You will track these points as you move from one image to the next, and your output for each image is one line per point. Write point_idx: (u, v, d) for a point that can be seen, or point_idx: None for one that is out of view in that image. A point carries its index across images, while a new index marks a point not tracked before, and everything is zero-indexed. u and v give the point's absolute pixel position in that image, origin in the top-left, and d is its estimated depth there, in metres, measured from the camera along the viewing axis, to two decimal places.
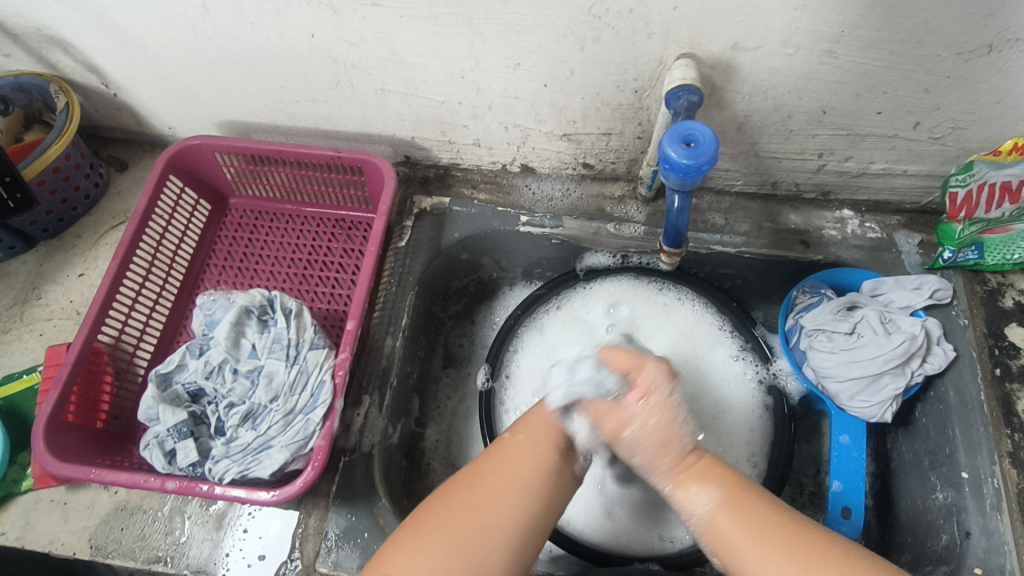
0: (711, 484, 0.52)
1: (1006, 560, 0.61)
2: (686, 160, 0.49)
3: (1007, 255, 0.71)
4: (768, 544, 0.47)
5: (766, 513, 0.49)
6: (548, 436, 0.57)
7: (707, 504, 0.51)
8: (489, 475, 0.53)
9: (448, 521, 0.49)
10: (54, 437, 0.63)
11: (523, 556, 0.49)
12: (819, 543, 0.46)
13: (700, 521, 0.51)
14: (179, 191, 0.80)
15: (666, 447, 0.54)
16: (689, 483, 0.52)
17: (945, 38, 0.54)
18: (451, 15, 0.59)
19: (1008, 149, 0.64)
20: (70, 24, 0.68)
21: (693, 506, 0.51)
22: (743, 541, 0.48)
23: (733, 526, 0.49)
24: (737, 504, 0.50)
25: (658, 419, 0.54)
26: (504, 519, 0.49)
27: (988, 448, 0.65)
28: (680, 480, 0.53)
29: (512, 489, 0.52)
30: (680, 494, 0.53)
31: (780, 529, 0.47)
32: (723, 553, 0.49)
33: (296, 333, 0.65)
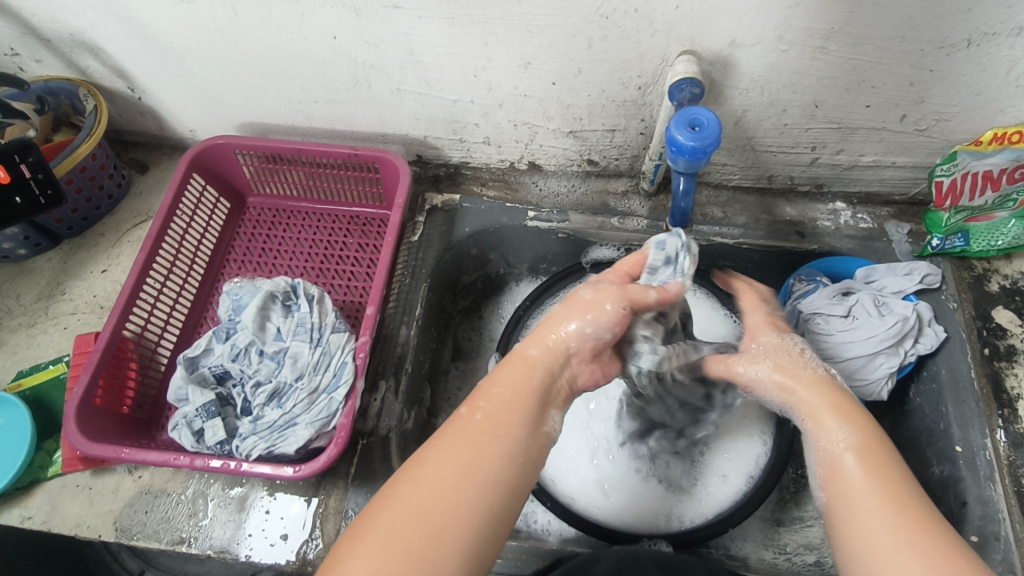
0: (862, 435, 0.48)
1: (1001, 527, 0.63)
2: (692, 142, 0.53)
3: (991, 241, 0.75)
4: (895, 510, 0.43)
5: (902, 485, 0.45)
6: (511, 407, 0.49)
7: (842, 444, 0.48)
8: (442, 460, 0.45)
9: (403, 517, 0.42)
10: (84, 420, 0.65)
11: (483, 551, 0.43)
12: (937, 526, 0.42)
13: (828, 454, 0.49)
14: (201, 188, 0.83)
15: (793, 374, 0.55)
16: (827, 417, 0.51)
17: (927, 33, 0.58)
18: (467, 16, 0.63)
19: (988, 139, 0.68)
20: (103, 29, 0.72)
21: (828, 439, 0.49)
22: (865, 495, 0.45)
23: (860, 473, 0.46)
24: (880, 463, 0.47)
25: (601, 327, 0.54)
26: (457, 515, 0.43)
27: (979, 422, 0.68)
28: (822, 411, 0.51)
29: (461, 484, 0.44)
30: (817, 429, 0.51)
31: (915, 511, 0.43)
32: (830, 486, 0.47)
33: (319, 317, 0.67)
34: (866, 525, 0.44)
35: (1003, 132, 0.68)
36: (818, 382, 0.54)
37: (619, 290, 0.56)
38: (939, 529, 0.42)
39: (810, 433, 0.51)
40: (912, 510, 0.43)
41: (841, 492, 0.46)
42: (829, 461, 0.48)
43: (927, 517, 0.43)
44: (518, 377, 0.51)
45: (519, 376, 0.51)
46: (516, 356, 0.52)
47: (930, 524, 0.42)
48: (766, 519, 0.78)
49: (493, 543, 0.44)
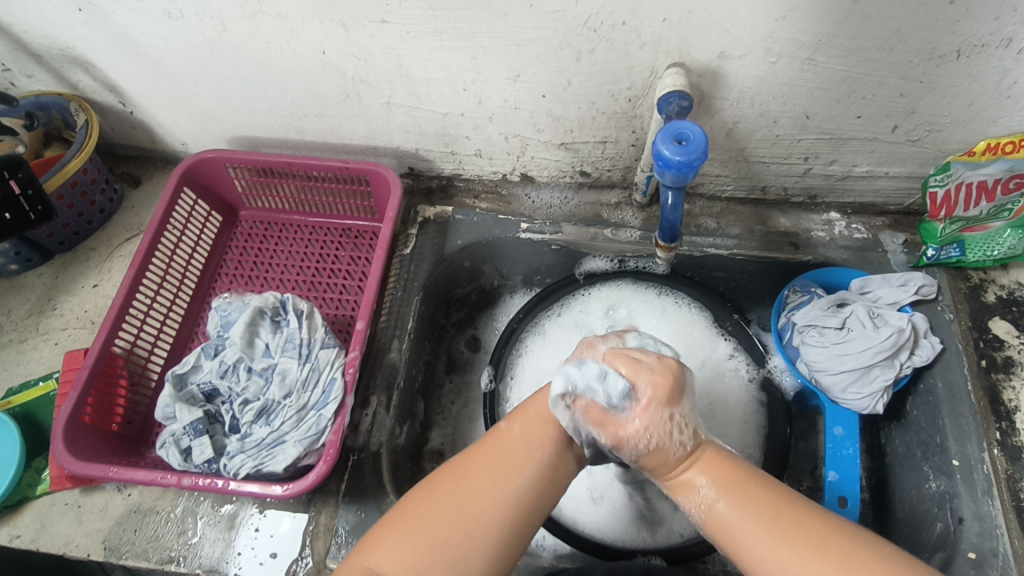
0: (713, 473, 0.51)
1: (999, 543, 0.63)
2: (679, 157, 0.53)
3: (987, 252, 0.75)
4: (790, 537, 0.45)
5: (765, 491, 0.49)
6: (550, 425, 0.54)
7: (710, 498, 0.50)
8: (478, 468, 0.50)
9: (434, 515, 0.47)
10: (72, 438, 0.65)
11: (508, 545, 0.48)
12: (810, 517, 0.46)
13: (702, 512, 0.50)
14: (193, 203, 0.83)
15: (661, 451, 0.51)
16: (692, 479, 0.52)
17: (915, 44, 0.58)
18: (454, 30, 0.63)
19: (982, 149, 0.67)
20: (93, 45, 0.72)
21: (693, 500, 0.51)
22: (754, 537, 0.46)
23: (730, 512, 0.48)
24: (724, 477, 0.50)
25: (653, 432, 0.50)
26: (485, 515, 0.48)
27: (976, 435, 0.68)
28: (689, 471, 0.52)
29: (495, 487, 0.49)
30: (681, 492, 0.52)
31: (788, 514, 0.46)
32: (725, 542, 0.49)
33: (308, 333, 0.67)
34: (764, 560, 0.45)
35: (997, 141, 0.67)
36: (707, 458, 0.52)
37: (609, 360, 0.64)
38: (808, 514, 0.46)
39: (681, 500, 0.52)
40: (783, 512, 0.47)
41: (723, 537, 0.48)
42: (708, 520, 0.50)
43: (799, 514, 0.46)
44: (555, 400, 0.57)
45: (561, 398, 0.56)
46: (555, 384, 0.59)
47: (798, 514, 0.46)
48: None
49: (517, 547, 0.49)
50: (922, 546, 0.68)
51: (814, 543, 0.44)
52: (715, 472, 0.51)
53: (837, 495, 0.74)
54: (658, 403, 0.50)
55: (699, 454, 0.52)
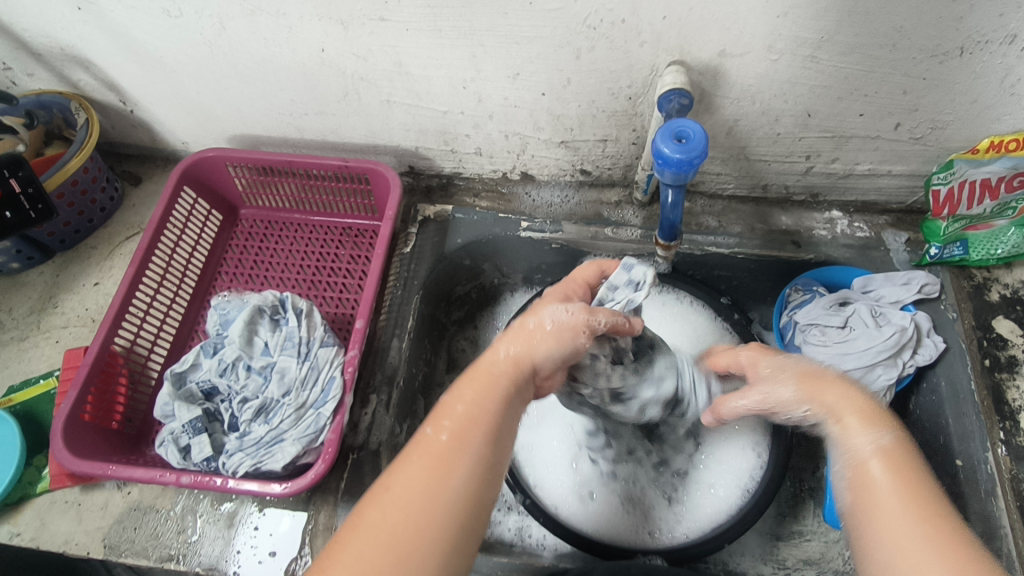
0: (896, 439, 0.45)
1: (1002, 544, 0.62)
2: (678, 154, 0.53)
3: (990, 250, 0.74)
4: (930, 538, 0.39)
5: (927, 476, 0.43)
6: (483, 412, 0.44)
7: (870, 444, 0.45)
8: (406, 473, 0.41)
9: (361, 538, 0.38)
10: (73, 436, 0.65)
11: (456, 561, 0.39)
12: (963, 541, 0.38)
13: (854, 453, 0.45)
14: (193, 201, 0.83)
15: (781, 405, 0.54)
16: (850, 418, 0.47)
17: (918, 41, 0.58)
18: (453, 28, 0.62)
19: (986, 147, 0.66)
20: (93, 44, 0.72)
21: (854, 441, 0.46)
22: (901, 515, 0.40)
23: (884, 472, 0.43)
24: (907, 451, 0.45)
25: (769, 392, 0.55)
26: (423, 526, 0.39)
27: (980, 435, 0.67)
28: (855, 414, 0.47)
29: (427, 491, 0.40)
30: (844, 427, 0.47)
31: (939, 522, 0.39)
32: (857, 494, 0.43)
33: (307, 331, 0.67)
34: (894, 536, 0.39)
35: (1001, 140, 0.66)
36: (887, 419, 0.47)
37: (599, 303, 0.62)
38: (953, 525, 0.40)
39: (835, 436, 0.47)
40: (931, 507, 0.40)
41: (863, 496, 0.43)
42: (857, 465, 0.45)
43: (945, 516, 0.40)
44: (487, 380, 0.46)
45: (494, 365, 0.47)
46: (475, 366, 0.47)
47: (937, 500, 0.41)
48: (764, 534, 0.77)
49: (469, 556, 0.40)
50: None
51: (948, 542, 0.38)
52: (818, 379, 0.52)
53: None
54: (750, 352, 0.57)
55: (854, 389, 0.50)
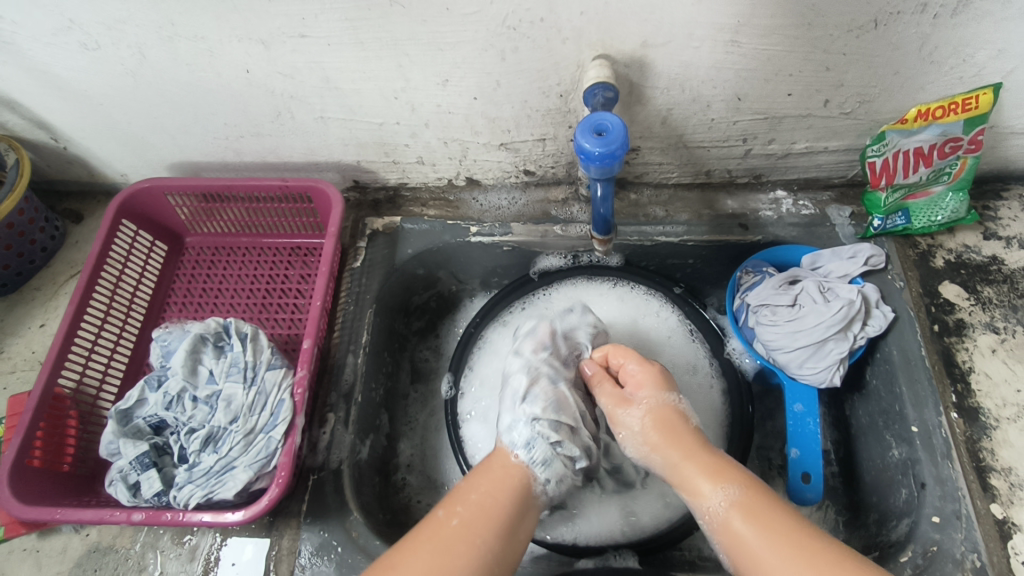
0: (723, 480, 0.56)
1: (961, 505, 0.62)
2: (600, 148, 0.52)
3: (932, 217, 0.75)
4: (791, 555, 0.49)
5: (770, 505, 0.54)
6: (495, 509, 0.56)
7: (721, 501, 0.55)
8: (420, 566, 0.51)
9: None
10: (20, 483, 0.63)
11: None
12: (815, 538, 0.50)
13: (715, 517, 0.55)
14: (134, 234, 0.82)
15: (671, 429, 0.62)
16: (702, 482, 0.57)
17: (833, 18, 0.58)
18: (376, 39, 0.62)
19: (914, 116, 0.67)
20: (15, 82, 0.71)
21: (709, 503, 0.56)
22: (760, 545, 0.51)
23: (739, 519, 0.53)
24: (755, 495, 0.55)
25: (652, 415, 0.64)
26: None
27: (933, 400, 0.68)
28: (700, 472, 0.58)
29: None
30: (696, 494, 0.57)
31: (788, 530, 0.51)
32: (733, 549, 0.54)
33: (253, 355, 0.66)
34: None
35: (928, 107, 0.67)
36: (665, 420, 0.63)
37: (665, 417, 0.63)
38: (799, 525, 0.52)
39: (696, 502, 0.58)
40: (791, 535, 0.51)
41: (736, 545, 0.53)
42: (717, 523, 0.55)
43: (802, 531, 0.51)
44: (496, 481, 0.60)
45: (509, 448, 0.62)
46: (486, 467, 0.62)
47: (801, 529, 0.51)
48: None
49: None
50: (889, 516, 0.68)
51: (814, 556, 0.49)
52: (670, 429, 0.62)
53: (801, 471, 0.74)
54: (652, 389, 0.66)
55: (695, 441, 0.61)
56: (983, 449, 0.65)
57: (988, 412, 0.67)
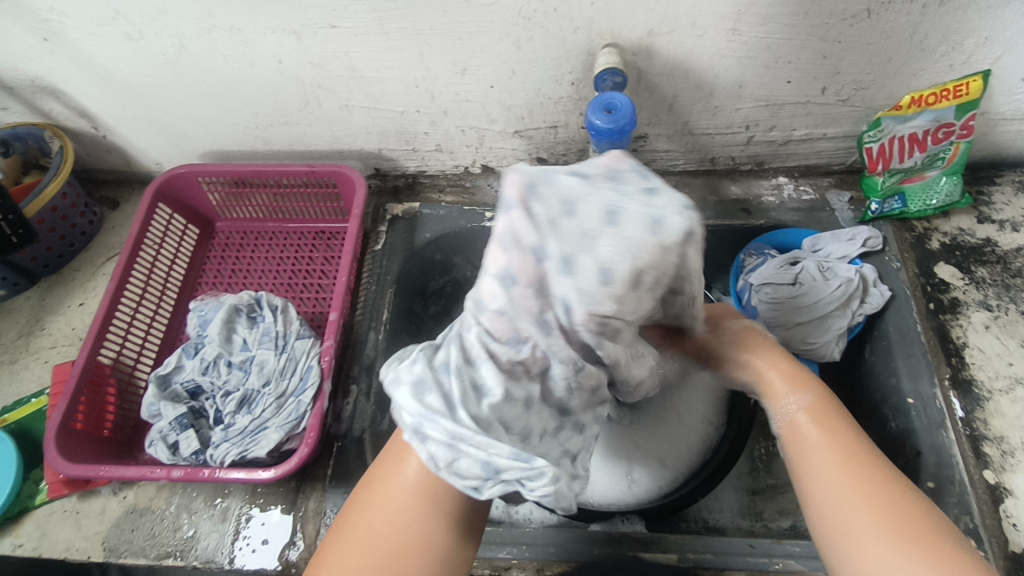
0: (817, 405, 0.54)
1: (955, 471, 0.65)
2: (610, 125, 0.56)
3: (926, 201, 0.79)
4: (859, 476, 0.48)
5: (848, 425, 0.53)
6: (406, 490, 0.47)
7: (796, 407, 0.55)
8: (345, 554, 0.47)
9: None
10: (65, 443, 0.68)
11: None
12: (900, 490, 0.48)
13: (785, 418, 0.55)
14: (168, 217, 0.87)
15: (782, 378, 0.57)
16: (779, 385, 0.57)
17: (827, 7, 0.62)
18: (400, 29, 0.67)
19: (907, 103, 0.71)
20: (63, 73, 0.76)
21: (782, 405, 0.56)
22: (825, 458, 0.50)
23: (815, 436, 0.52)
24: (828, 408, 0.54)
25: (772, 365, 0.59)
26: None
27: (928, 372, 0.71)
28: (776, 378, 0.57)
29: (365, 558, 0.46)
30: (774, 401, 0.57)
31: (867, 463, 0.49)
32: (794, 449, 0.53)
33: (284, 326, 0.70)
34: (827, 486, 0.49)
35: (920, 94, 0.70)
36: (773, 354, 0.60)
37: (791, 373, 0.57)
38: (885, 469, 0.49)
39: (769, 405, 0.57)
40: (863, 469, 0.49)
41: (799, 449, 0.52)
42: (786, 425, 0.55)
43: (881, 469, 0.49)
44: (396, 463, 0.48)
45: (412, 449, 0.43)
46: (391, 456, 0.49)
47: (877, 466, 0.49)
48: (740, 489, 0.80)
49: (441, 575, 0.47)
50: None
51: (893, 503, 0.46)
52: (784, 367, 0.58)
53: None
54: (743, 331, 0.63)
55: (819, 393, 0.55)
56: (977, 419, 0.68)
57: (981, 384, 0.70)
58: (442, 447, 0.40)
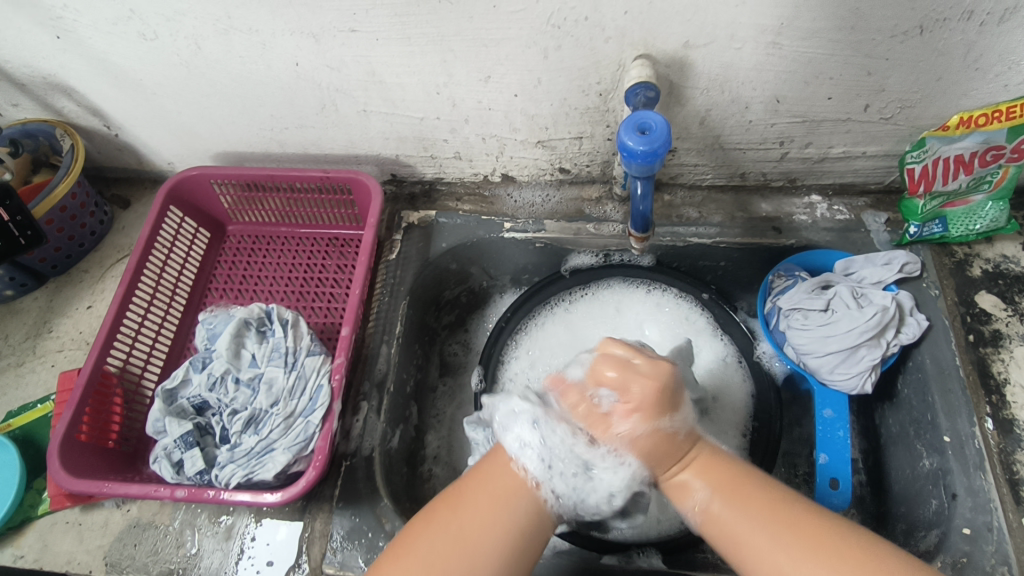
0: (709, 475, 0.52)
1: (992, 518, 0.62)
2: (642, 146, 0.53)
3: (969, 226, 0.75)
4: (766, 521, 0.47)
5: (754, 484, 0.50)
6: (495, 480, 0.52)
7: (704, 496, 0.50)
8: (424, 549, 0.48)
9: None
10: (69, 456, 0.66)
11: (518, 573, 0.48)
12: (815, 519, 0.46)
13: (700, 511, 0.51)
14: (179, 220, 0.84)
15: (670, 449, 0.52)
16: (688, 480, 0.52)
17: (877, 22, 0.58)
18: (422, 35, 0.64)
19: (955, 124, 0.66)
20: (74, 71, 0.74)
21: (690, 501, 0.51)
22: (749, 534, 0.47)
23: (727, 512, 0.49)
24: (723, 488, 0.50)
25: (644, 433, 0.50)
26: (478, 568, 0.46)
27: (966, 410, 0.68)
28: (681, 471, 0.53)
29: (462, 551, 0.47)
30: (675, 491, 0.52)
31: (787, 514, 0.47)
32: (724, 544, 0.49)
33: (294, 341, 0.68)
34: (762, 554, 0.46)
35: (970, 115, 0.65)
36: (662, 428, 0.50)
37: (664, 434, 0.51)
38: (801, 514, 0.47)
39: (676, 502, 0.53)
40: (784, 517, 0.46)
41: (726, 535, 0.48)
42: (704, 522, 0.50)
43: (801, 518, 0.46)
44: (504, 486, 0.51)
45: (507, 455, 0.54)
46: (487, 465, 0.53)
47: (803, 518, 0.46)
48: None
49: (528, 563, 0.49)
50: (917, 525, 0.68)
51: (821, 545, 0.44)
52: (713, 472, 0.52)
53: (830, 476, 0.75)
54: (643, 407, 0.50)
55: (705, 460, 0.53)
56: (1017, 461, 0.65)
57: (1022, 424, 0.67)
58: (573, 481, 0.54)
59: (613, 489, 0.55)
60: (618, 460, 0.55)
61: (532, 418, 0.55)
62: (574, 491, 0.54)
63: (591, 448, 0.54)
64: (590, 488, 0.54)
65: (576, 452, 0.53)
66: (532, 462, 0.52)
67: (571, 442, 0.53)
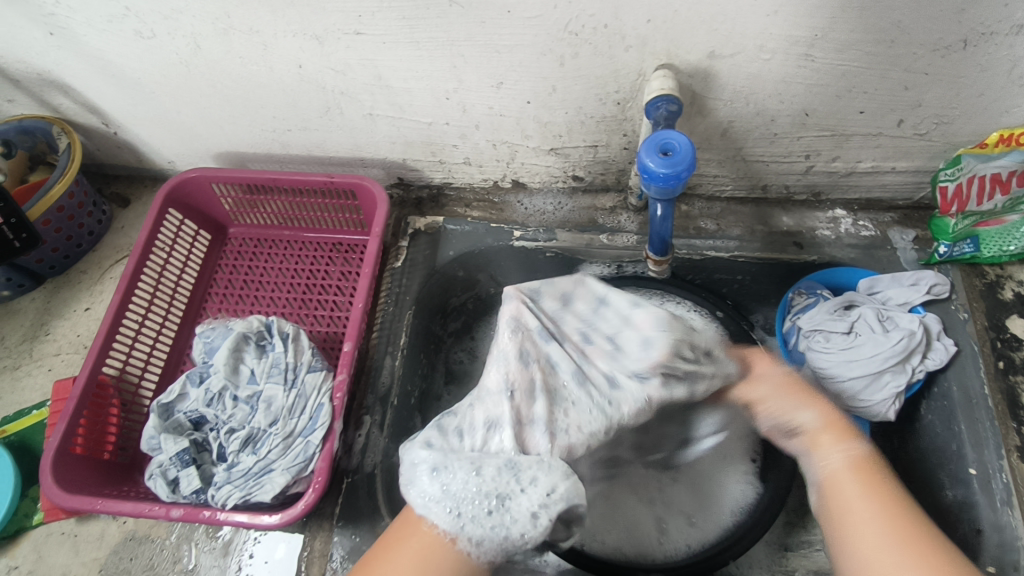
0: (850, 449, 0.53)
1: (1019, 556, 0.60)
2: (663, 169, 0.51)
3: (1002, 246, 0.71)
4: (892, 526, 0.47)
5: (893, 484, 0.50)
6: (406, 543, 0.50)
7: (840, 458, 0.52)
8: None
9: None
10: (62, 471, 0.64)
11: None
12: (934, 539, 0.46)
13: (828, 469, 0.52)
14: (179, 223, 0.82)
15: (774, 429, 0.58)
16: (826, 436, 0.54)
17: (919, 36, 0.55)
18: (432, 40, 0.60)
19: (995, 141, 0.63)
20: (70, 68, 0.71)
21: (825, 455, 0.53)
22: (865, 512, 0.48)
23: (854, 487, 0.50)
24: (872, 468, 0.52)
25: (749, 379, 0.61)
26: None
27: (994, 442, 0.65)
28: (819, 427, 0.55)
29: None
30: (814, 447, 0.54)
31: (906, 515, 0.48)
32: (832, 504, 0.50)
33: (294, 357, 0.66)
34: (868, 542, 0.46)
35: (1011, 133, 0.63)
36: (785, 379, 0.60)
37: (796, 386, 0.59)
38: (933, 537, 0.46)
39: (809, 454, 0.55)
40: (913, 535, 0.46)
41: (839, 503, 0.50)
42: (825, 477, 0.52)
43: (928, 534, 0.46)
44: (420, 548, 0.49)
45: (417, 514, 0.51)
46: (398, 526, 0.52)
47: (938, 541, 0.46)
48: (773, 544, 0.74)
49: None
50: None
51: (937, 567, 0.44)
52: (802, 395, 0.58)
53: None
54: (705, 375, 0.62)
55: (863, 455, 0.53)
56: None
57: None
58: (488, 511, 0.50)
59: (534, 507, 0.49)
60: (527, 484, 0.50)
61: (432, 465, 0.52)
62: (491, 529, 0.49)
63: (494, 476, 0.50)
64: (510, 520, 0.50)
65: (483, 488, 0.50)
66: (440, 516, 0.50)
67: (472, 478, 0.51)
